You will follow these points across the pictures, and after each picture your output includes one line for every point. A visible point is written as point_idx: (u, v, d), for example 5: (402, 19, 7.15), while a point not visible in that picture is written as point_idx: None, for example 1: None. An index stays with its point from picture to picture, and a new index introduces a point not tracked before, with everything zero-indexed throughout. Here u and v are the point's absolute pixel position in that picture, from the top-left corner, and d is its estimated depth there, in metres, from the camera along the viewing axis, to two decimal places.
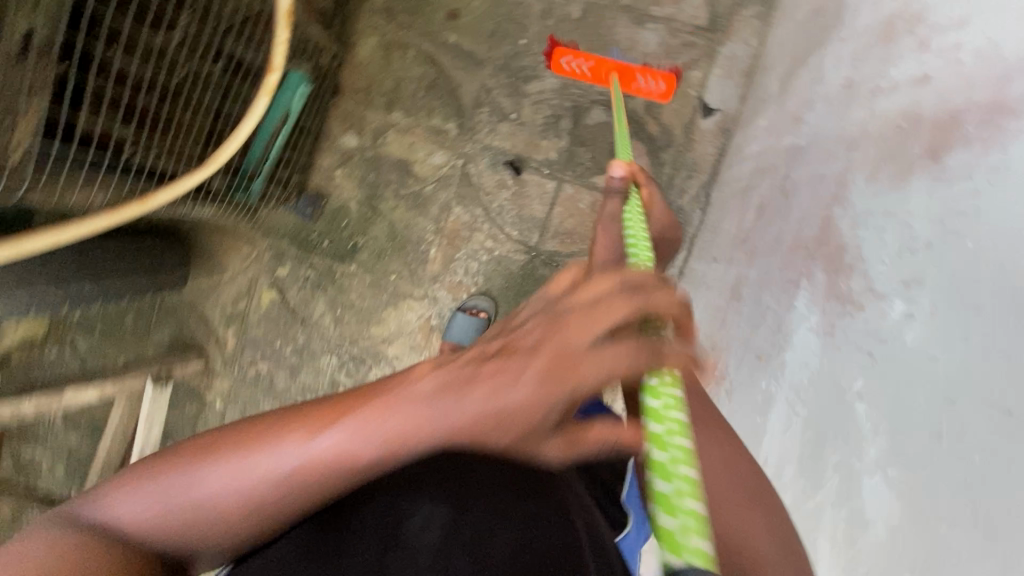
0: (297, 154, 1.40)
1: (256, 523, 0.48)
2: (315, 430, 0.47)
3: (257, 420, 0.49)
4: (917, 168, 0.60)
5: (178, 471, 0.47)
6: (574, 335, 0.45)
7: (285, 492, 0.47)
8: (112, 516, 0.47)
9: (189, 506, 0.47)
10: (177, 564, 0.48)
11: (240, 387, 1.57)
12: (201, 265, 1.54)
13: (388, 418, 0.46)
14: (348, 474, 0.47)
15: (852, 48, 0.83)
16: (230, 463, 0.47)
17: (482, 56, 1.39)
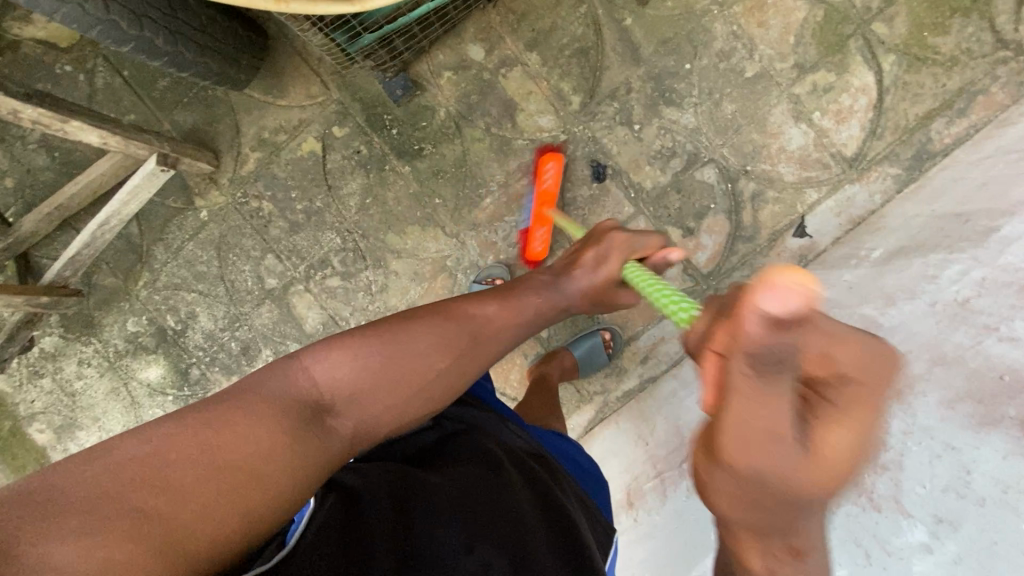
0: (423, 35, 1.30)
1: (426, 393, 0.70)
2: (483, 311, 0.78)
3: (347, 340, 0.67)
4: (1002, 429, 0.61)
5: (381, 340, 0.68)
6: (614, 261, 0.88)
7: (455, 364, 0.72)
8: (315, 372, 0.63)
9: (384, 370, 0.67)
10: (357, 428, 0.64)
11: (232, 211, 1.50)
12: (263, 78, 1.42)
13: (528, 304, 0.83)
14: (487, 352, 0.76)
15: (982, 272, 0.84)
16: (421, 329, 0.71)
17: (642, 54, 1.31)
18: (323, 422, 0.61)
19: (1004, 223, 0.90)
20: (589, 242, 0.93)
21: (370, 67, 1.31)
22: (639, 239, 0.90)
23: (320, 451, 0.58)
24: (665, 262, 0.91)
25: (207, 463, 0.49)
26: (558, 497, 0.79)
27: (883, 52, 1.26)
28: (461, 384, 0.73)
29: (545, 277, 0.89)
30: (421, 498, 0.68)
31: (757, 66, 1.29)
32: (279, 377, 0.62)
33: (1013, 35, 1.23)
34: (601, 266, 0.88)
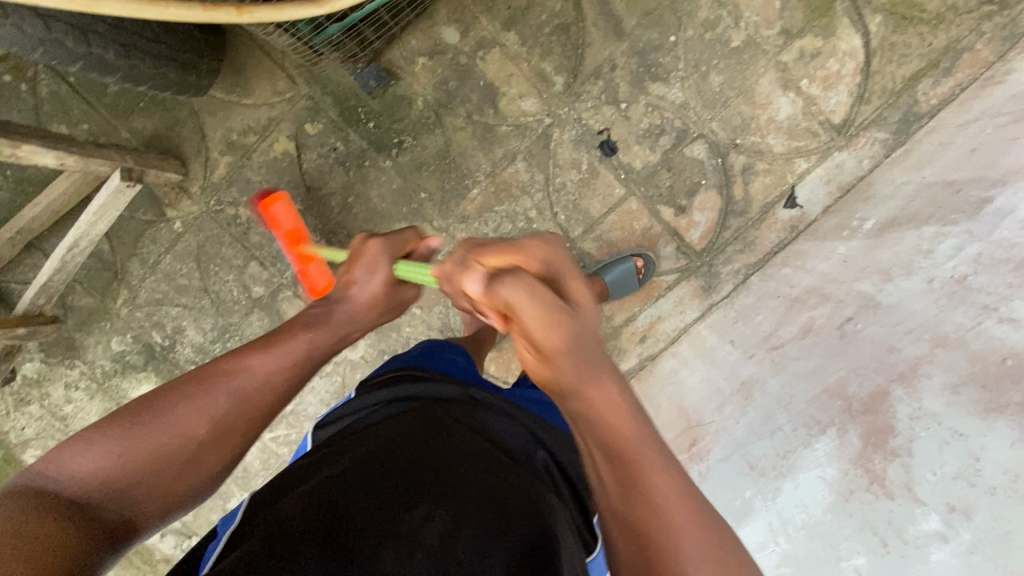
0: (393, 23, 1.22)
1: (192, 463, 0.67)
2: (243, 360, 0.72)
3: (88, 433, 0.64)
4: None
5: (128, 423, 0.66)
6: (379, 251, 0.83)
7: (221, 427, 0.69)
8: (59, 477, 0.61)
9: (137, 452, 0.64)
10: (128, 508, 0.63)
11: (208, 220, 1.43)
12: (224, 77, 1.33)
13: (297, 346, 0.75)
14: (263, 409, 0.72)
15: (978, 247, 0.85)
16: (178, 406, 0.68)
17: (626, 29, 1.26)
18: (84, 510, 0.59)
19: (996, 194, 0.91)
20: (349, 260, 0.84)
21: (340, 60, 1.23)
22: (398, 239, 0.86)
23: (86, 529, 0.58)
24: (431, 251, 0.91)
25: (29, 507, 0.57)
26: (517, 461, 0.74)
27: (870, 13, 1.23)
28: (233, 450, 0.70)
29: (318, 310, 0.81)
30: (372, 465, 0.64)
31: (743, 34, 1.25)
32: (30, 483, 0.60)
33: None
34: (374, 276, 0.83)
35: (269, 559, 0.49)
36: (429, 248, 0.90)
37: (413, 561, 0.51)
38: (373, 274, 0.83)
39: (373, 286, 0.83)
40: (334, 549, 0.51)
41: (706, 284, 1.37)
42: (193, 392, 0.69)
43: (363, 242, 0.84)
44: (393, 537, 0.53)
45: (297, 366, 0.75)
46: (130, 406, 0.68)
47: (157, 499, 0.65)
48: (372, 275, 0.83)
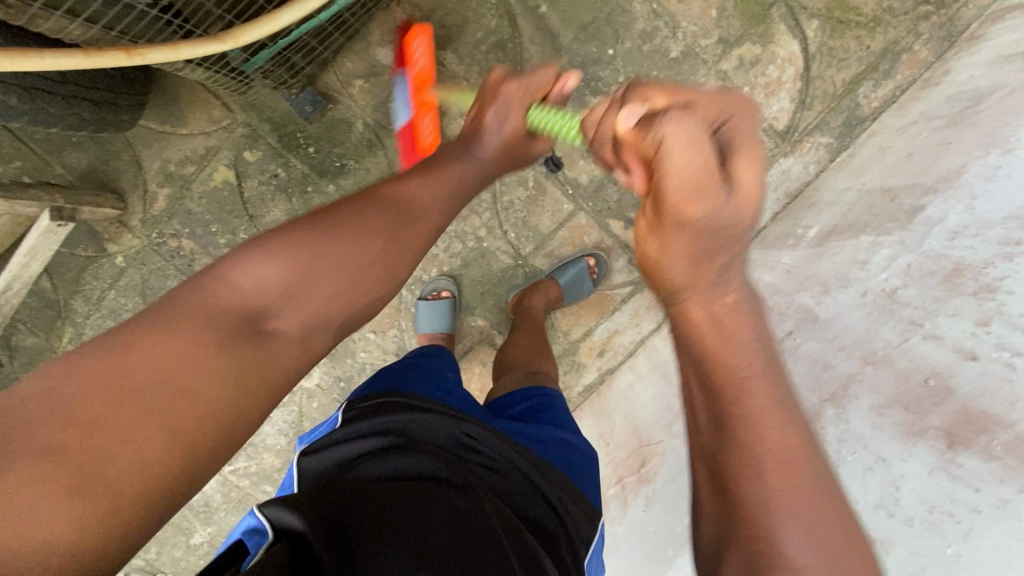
0: (323, 48, 1.20)
1: (348, 287, 0.65)
2: (404, 185, 0.74)
3: (273, 239, 0.63)
4: (924, 444, 0.62)
5: (316, 231, 0.64)
6: (534, 79, 0.83)
7: (391, 250, 0.69)
8: (240, 285, 0.59)
9: (319, 260, 0.63)
10: (305, 320, 0.62)
11: (150, 253, 1.39)
12: (158, 107, 1.30)
13: (456, 173, 0.81)
14: (419, 236, 0.72)
15: (908, 259, 0.84)
16: (315, 232, 0.64)
17: (564, 44, 1.24)
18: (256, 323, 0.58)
19: (928, 202, 0.90)
20: (479, 103, 0.84)
21: (273, 86, 1.20)
22: (531, 83, 0.83)
23: (252, 349, 0.56)
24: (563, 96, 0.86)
25: (119, 389, 0.48)
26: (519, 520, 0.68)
27: (807, 18, 1.22)
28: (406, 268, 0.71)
29: (453, 146, 0.85)
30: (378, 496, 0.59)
31: (681, 44, 1.23)
32: (205, 285, 0.58)
33: None
34: (506, 124, 0.83)
35: None
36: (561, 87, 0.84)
37: None
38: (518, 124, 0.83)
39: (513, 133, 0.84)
40: None
41: (660, 296, 1.36)
42: (337, 222, 0.66)
43: (496, 77, 0.84)
44: None
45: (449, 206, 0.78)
46: (261, 240, 0.63)
47: (333, 308, 0.64)
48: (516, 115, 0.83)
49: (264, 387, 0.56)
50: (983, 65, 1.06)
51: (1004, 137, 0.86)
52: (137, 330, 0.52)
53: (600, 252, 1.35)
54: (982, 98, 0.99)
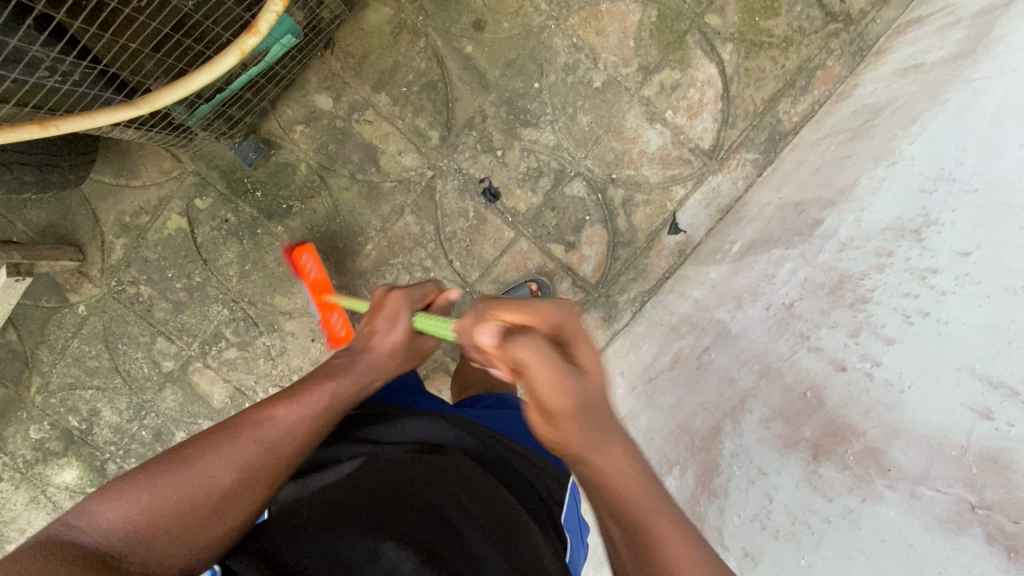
0: (260, 98, 1.26)
1: (220, 507, 0.55)
2: (271, 408, 0.60)
3: (127, 483, 0.55)
4: (797, 455, 0.63)
5: (159, 476, 0.55)
6: (413, 292, 0.75)
7: (248, 480, 0.57)
8: (104, 530, 0.52)
9: (161, 507, 0.54)
10: (170, 568, 0.52)
11: (111, 300, 1.44)
12: (112, 162, 1.37)
13: (330, 386, 0.64)
14: (296, 449, 0.60)
15: (806, 272, 0.87)
16: (195, 455, 0.57)
17: (491, 80, 1.30)
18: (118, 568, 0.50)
19: (827, 215, 0.93)
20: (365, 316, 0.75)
21: (215, 137, 1.26)
22: (417, 290, 0.76)
23: None
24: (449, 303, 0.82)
25: None
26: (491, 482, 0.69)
27: (721, 43, 1.27)
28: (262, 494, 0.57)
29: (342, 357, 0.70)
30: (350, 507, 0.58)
31: (603, 74, 1.29)
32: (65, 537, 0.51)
33: (840, 6, 1.26)
34: (397, 325, 0.72)
35: None
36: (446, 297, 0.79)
37: None
38: (382, 308, 0.73)
39: (393, 300, 0.73)
40: None
41: (605, 316, 1.38)
42: (190, 457, 0.56)
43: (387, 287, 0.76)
44: None
45: (340, 398, 0.65)
46: (114, 486, 0.55)
47: (199, 550, 0.53)
48: (385, 317, 0.72)
49: None
50: (884, 78, 1.10)
51: (891, 150, 0.90)
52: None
53: (543, 278, 1.36)
54: (880, 111, 1.03)
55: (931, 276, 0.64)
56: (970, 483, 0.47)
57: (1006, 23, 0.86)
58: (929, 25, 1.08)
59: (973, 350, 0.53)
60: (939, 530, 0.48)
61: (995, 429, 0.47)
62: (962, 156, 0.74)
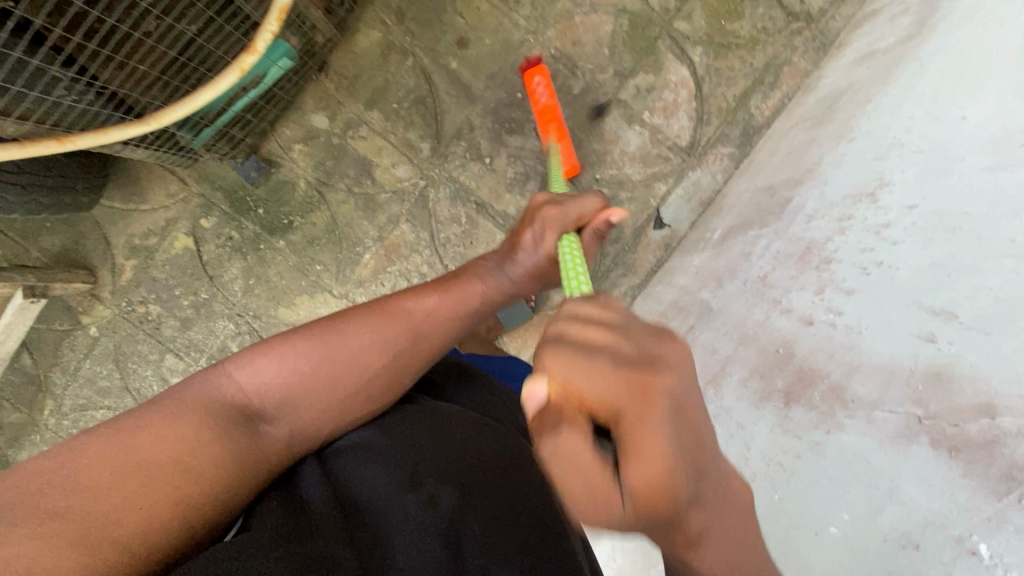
0: (259, 119, 1.34)
1: (358, 388, 0.73)
2: (418, 304, 0.80)
3: (285, 339, 0.73)
4: (771, 404, 0.67)
5: (312, 344, 0.73)
6: (570, 211, 0.84)
7: (384, 366, 0.75)
8: (248, 382, 0.69)
9: (323, 369, 0.72)
10: (291, 431, 0.69)
11: (121, 321, 1.49)
12: (122, 188, 1.45)
13: (472, 295, 0.84)
14: (427, 349, 0.78)
15: (778, 245, 0.92)
16: (354, 327, 0.76)
17: (476, 93, 1.38)
18: (255, 420, 0.67)
19: (796, 193, 0.99)
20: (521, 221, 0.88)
21: (218, 157, 1.33)
22: (574, 208, 0.85)
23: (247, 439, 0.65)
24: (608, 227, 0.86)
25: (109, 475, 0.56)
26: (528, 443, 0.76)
27: (691, 46, 1.35)
28: (399, 379, 0.76)
29: (490, 261, 0.89)
30: (402, 457, 0.64)
31: (581, 81, 1.37)
32: (216, 384, 0.68)
33: (800, 7, 1.34)
34: (541, 245, 0.85)
35: (299, 547, 0.51)
36: (603, 222, 0.85)
37: (426, 547, 0.55)
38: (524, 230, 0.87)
39: (547, 220, 0.84)
40: (359, 538, 0.55)
41: None
42: (340, 335, 0.75)
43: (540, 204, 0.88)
44: (411, 526, 0.56)
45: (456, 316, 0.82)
46: (285, 336, 0.73)
47: (320, 419, 0.71)
48: (548, 241, 0.84)
49: (246, 467, 0.63)
50: (845, 68, 1.17)
51: (851, 128, 0.95)
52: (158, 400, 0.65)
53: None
54: (840, 97, 1.09)
55: (885, 231, 0.69)
56: (918, 399, 0.49)
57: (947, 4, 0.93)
58: (882, 17, 1.15)
59: (918, 287, 0.57)
60: (892, 446, 0.49)
61: (938, 349, 0.50)
62: (909, 124, 0.79)
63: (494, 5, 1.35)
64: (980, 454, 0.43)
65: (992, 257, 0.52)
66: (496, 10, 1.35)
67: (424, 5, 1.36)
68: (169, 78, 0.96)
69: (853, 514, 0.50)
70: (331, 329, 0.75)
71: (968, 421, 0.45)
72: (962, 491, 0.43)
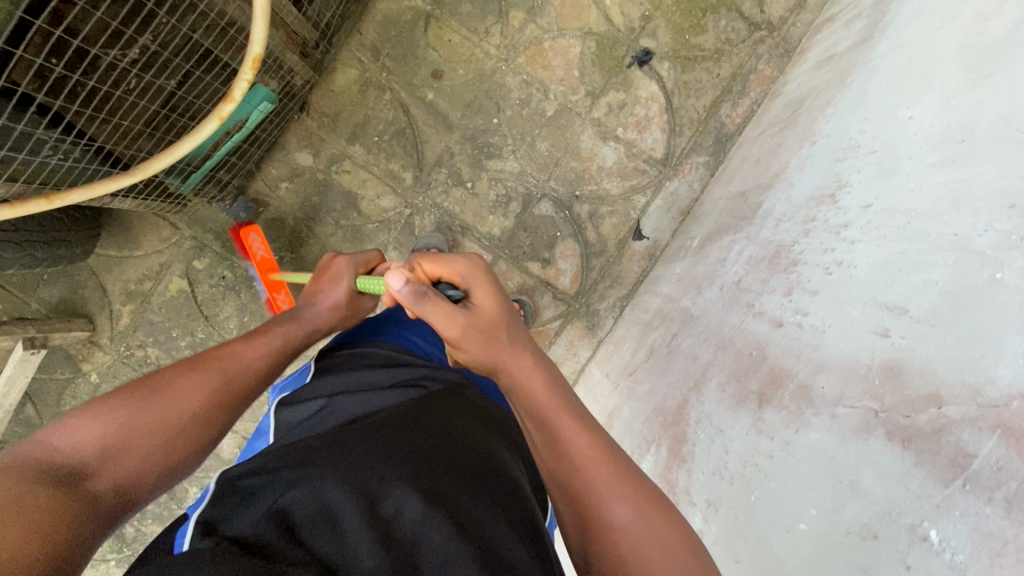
0: (244, 161, 1.38)
1: (195, 432, 0.61)
2: (224, 347, 0.68)
3: (100, 399, 0.59)
4: (746, 407, 0.68)
5: (134, 398, 0.59)
6: (349, 259, 0.87)
7: (219, 409, 0.63)
8: (63, 445, 0.54)
9: (117, 435, 0.56)
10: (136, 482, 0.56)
11: (121, 365, 1.52)
12: (115, 236, 1.48)
13: (268, 341, 0.72)
14: (254, 391, 0.67)
15: (750, 250, 0.94)
16: (180, 377, 0.62)
17: (454, 121, 1.42)
18: (86, 479, 0.53)
19: (766, 198, 1.01)
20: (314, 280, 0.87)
21: (207, 200, 1.37)
22: (360, 257, 0.88)
23: (87, 498, 0.52)
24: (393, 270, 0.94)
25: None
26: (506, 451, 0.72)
27: (658, 62, 1.39)
28: (220, 424, 0.63)
29: (285, 312, 0.81)
30: (373, 455, 0.59)
31: (555, 103, 1.41)
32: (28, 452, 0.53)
33: (761, 16, 1.37)
34: (340, 282, 0.85)
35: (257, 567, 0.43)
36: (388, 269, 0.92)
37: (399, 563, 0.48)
38: (323, 279, 0.86)
39: (338, 263, 0.86)
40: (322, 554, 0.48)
41: (588, 324, 1.44)
42: (163, 385, 0.61)
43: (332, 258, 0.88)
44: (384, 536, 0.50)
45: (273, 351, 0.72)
46: (97, 398, 0.59)
47: (164, 468, 0.59)
48: (336, 282, 0.85)
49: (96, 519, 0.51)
50: (807, 73, 1.21)
51: (813, 132, 0.98)
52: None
53: (525, 296, 1.42)
54: (803, 101, 1.12)
55: (844, 230, 0.71)
56: (875, 393, 0.51)
57: (893, 9, 0.97)
58: (838, 23, 1.19)
59: (875, 284, 0.59)
60: (852, 441, 0.51)
61: (892, 343, 0.52)
62: (864, 126, 0.82)
63: (465, 37, 1.40)
64: (931, 443, 0.44)
65: (938, 252, 0.54)
66: (468, 41, 1.40)
67: (398, 41, 1.41)
68: (150, 129, 1.00)
69: (819, 509, 0.51)
70: (150, 381, 0.61)
71: (918, 411, 0.46)
72: (915, 480, 0.44)
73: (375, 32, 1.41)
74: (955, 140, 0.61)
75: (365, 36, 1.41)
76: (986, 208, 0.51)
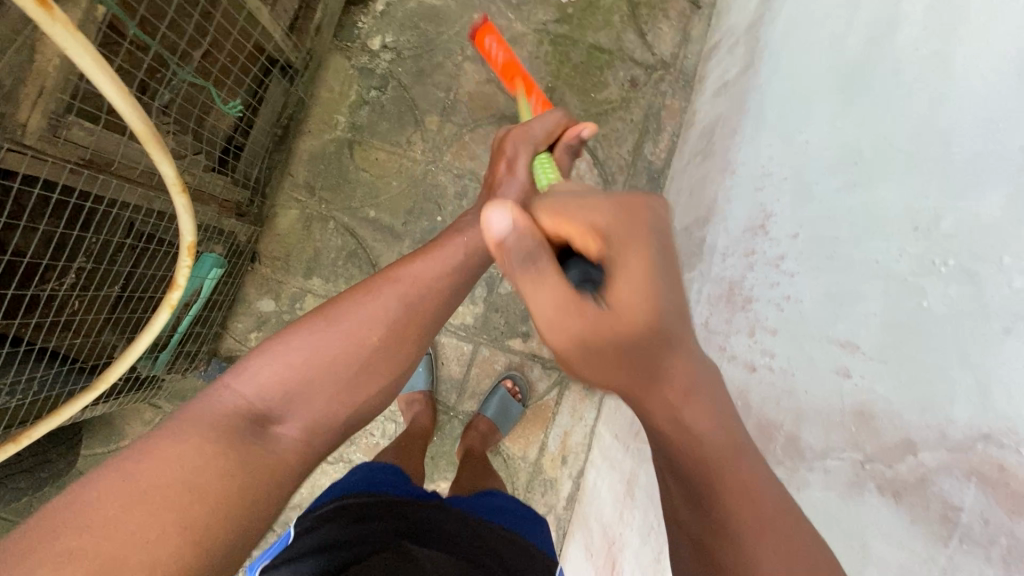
0: (209, 326, 1.39)
1: (358, 377, 0.62)
2: (403, 270, 0.68)
3: (279, 344, 0.60)
4: None
5: (316, 335, 0.61)
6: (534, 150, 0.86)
7: (379, 354, 0.63)
8: (246, 394, 0.57)
9: (308, 365, 0.60)
10: (308, 426, 0.58)
11: None
12: (99, 431, 1.46)
13: (452, 253, 0.72)
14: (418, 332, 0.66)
15: (708, 287, 0.95)
16: (346, 314, 0.63)
17: (400, 229, 1.45)
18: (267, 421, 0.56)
19: (706, 232, 1.03)
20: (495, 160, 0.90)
21: (181, 374, 1.38)
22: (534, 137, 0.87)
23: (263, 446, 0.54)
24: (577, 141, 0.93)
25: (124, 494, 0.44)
26: None
27: None
28: (395, 366, 0.65)
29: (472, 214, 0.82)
30: None
31: None
32: (213, 396, 0.56)
33: (655, 58, 1.45)
34: (517, 171, 0.86)
35: None
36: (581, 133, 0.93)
37: None
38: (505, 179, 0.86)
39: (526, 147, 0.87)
40: None
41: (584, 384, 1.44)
42: (325, 328, 0.62)
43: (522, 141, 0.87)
44: None
45: (417, 308, 0.66)
46: (301, 328, 0.62)
47: (343, 407, 0.61)
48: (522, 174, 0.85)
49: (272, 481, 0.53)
50: (710, 100, 1.26)
51: (729, 161, 1.02)
52: (167, 418, 0.53)
53: (515, 373, 1.45)
54: (713, 130, 1.17)
55: (782, 263, 0.72)
56: (855, 442, 0.50)
57: (765, 34, 1.03)
58: (722, 51, 1.26)
59: (823, 320, 0.59)
60: (850, 498, 0.50)
61: (855, 384, 0.52)
62: (771, 152, 0.85)
63: (391, 151, 1.46)
64: (918, 496, 0.44)
65: (865, 281, 0.55)
66: (394, 155, 1.46)
67: (330, 172, 1.46)
68: (105, 335, 1.02)
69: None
70: (329, 317, 0.63)
71: (899, 461, 0.46)
72: (916, 539, 0.44)
73: (305, 171, 1.46)
74: (850, 161, 0.63)
75: (296, 176, 1.46)
76: (895, 232, 0.52)
